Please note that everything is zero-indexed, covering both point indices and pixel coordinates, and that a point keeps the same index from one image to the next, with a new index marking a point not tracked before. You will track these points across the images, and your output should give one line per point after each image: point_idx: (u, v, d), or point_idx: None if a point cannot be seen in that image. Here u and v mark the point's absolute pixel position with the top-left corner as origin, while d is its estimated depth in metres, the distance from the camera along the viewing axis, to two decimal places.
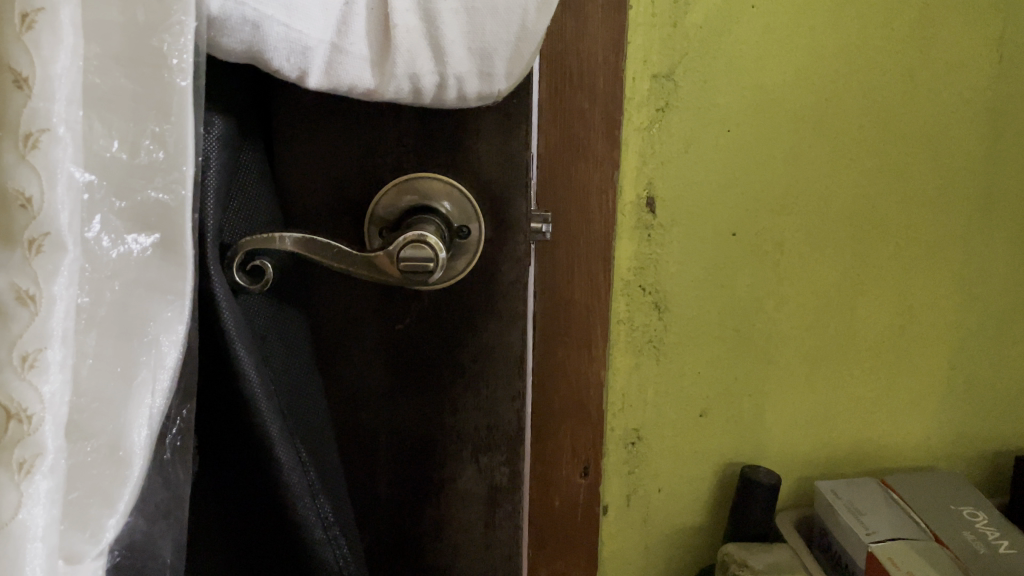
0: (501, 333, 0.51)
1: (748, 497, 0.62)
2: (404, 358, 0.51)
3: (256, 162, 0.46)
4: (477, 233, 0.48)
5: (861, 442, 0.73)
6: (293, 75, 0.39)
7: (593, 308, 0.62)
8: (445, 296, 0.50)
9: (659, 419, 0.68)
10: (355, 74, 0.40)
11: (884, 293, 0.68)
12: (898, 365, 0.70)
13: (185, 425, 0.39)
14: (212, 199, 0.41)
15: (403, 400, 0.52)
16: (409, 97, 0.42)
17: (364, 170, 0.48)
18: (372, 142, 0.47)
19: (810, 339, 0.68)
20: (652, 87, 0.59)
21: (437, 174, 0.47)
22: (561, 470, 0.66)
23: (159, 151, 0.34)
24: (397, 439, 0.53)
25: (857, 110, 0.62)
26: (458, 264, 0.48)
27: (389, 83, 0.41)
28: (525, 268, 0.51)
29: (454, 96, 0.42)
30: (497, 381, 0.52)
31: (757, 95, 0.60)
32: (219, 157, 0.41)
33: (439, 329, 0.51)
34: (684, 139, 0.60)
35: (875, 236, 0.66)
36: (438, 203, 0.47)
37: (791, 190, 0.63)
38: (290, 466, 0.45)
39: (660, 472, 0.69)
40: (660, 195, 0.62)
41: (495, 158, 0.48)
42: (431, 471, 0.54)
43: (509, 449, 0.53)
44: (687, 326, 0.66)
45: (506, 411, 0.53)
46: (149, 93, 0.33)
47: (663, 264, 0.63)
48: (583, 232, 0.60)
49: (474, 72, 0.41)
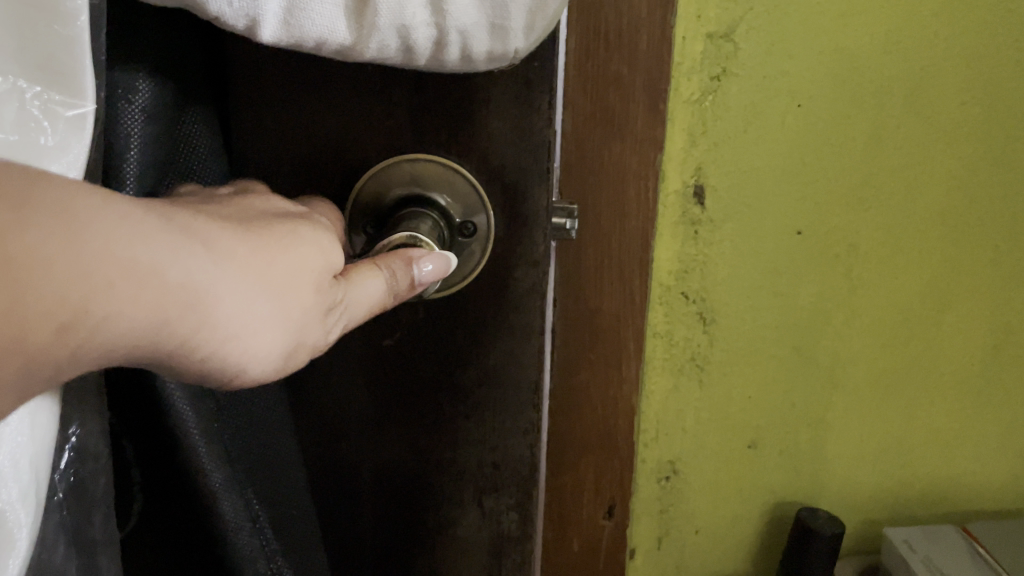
0: (510, 353, 0.40)
1: (804, 544, 0.51)
2: (394, 383, 0.41)
3: (211, 146, 0.34)
4: (484, 228, 0.37)
5: (956, 488, 0.57)
6: (240, 25, 0.27)
7: (626, 320, 0.47)
8: (443, 307, 0.39)
9: (700, 451, 0.53)
10: (325, 22, 0.27)
11: (1010, 308, 0.51)
12: (1013, 398, 0.54)
13: (86, 440, 0.27)
14: (131, 188, 0.28)
15: (392, 432, 0.42)
16: (398, 57, 0.30)
17: (343, 149, 0.37)
18: (358, 115, 0.36)
19: (886, 363, 0.52)
20: (706, 49, 0.43)
21: (434, 154, 0.36)
22: (581, 508, 0.51)
23: (50, 133, 0.22)
24: (384, 477, 0.42)
25: (982, 73, 0.45)
26: (462, 267, 0.37)
27: (370, 37, 0.28)
28: (546, 274, 0.38)
29: (456, 55, 0.30)
30: (507, 410, 0.41)
31: (836, 58, 0.44)
32: (146, 133, 0.29)
33: (436, 347, 0.40)
34: (744, 114, 0.45)
35: (1004, 234, 0.49)
36: (436, 194, 0.36)
37: (874, 176, 0.47)
38: (236, 526, 0.33)
39: (701, 513, 0.55)
40: (712, 182, 0.46)
41: (510, 138, 0.36)
42: (425, 514, 0.43)
43: (521, 493, 0.42)
44: (739, 342, 0.50)
45: (518, 446, 0.41)
46: (24, 34, 0.22)
47: (713, 267, 0.48)
48: (615, 225, 0.45)
49: (482, 25, 0.29)
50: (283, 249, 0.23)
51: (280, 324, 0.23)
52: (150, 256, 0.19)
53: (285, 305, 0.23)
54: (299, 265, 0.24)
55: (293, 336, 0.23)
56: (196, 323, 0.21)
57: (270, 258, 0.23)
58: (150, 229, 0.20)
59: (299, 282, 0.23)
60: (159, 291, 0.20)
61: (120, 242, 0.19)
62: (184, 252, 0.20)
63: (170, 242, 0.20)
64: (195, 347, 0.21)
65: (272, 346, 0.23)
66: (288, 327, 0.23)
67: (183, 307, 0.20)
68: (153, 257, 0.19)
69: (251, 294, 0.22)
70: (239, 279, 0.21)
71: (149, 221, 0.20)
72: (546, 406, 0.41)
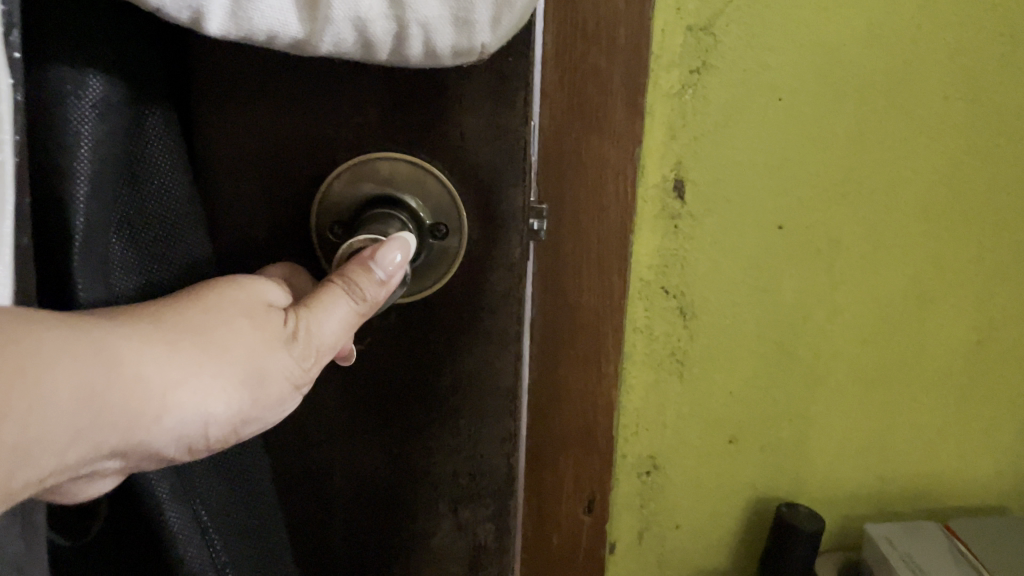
0: (487, 360, 0.39)
1: (785, 541, 0.51)
2: (367, 390, 0.40)
3: (175, 155, 0.33)
4: (457, 232, 0.36)
5: (938, 484, 0.57)
6: (183, 17, 0.25)
7: (605, 315, 0.47)
8: (414, 311, 0.38)
9: (681, 446, 0.53)
10: (275, 14, 0.26)
11: (993, 303, 0.51)
12: (997, 394, 0.54)
13: None
14: (79, 255, 0.28)
15: (365, 440, 0.41)
16: (356, 51, 0.29)
17: (311, 146, 0.36)
18: (325, 111, 0.35)
19: (869, 358, 0.52)
20: (686, 42, 0.42)
21: (405, 155, 0.35)
22: (560, 503, 0.51)
23: None
24: (357, 484, 0.42)
25: (966, 67, 0.45)
26: (434, 271, 0.37)
27: (324, 31, 0.27)
28: (523, 276, 0.38)
29: (418, 50, 0.29)
30: (482, 418, 0.40)
31: (819, 52, 0.43)
32: (95, 141, 0.27)
33: (410, 354, 0.39)
34: (724, 109, 0.44)
35: (988, 229, 0.49)
36: (406, 196, 0.35)
37: (857, 171, 0.47)
38: (184, 538, 0.33)
39: (681, 508, 0.55)
40: (692, 176, 0.46)
41: (483, 135, 0.35)
42: (400, 522, 0.43)
43: (497, 501, 0.42)
44: (719, 337, 0.50)
45: (495, 454, 0.41)
46: None
47: (694, 262, 0.48)
48: (593, 220, 0.45)
49: (446, 18, 0.28)
50: (189, 307, 0.24)
51: (220, 358, 0.23)
52: (60, 335, 0.19)
53: (215, 347, 0.23)
54: (213, 309, 0.24)
55: (240, 372, 0.23)
56: (132, 382, 0.20)
57: (175, 316, 0.23)
58: (48, 318, 0.19)
59: (219, 327, 0.23)
60: (83, 361, 0.19)
61: (18, 330, 0.18)
62: (87, 325, 0.20)
63: (72, 324, 0.19)
64: (145, 409, 0.20)
65: (224, 387, 0.22)
66: (231, 363, 0.23)
67: (110, 373, 0.20)
68: (61, 338, 0.19)
69: (174, 346, 0.22)
70: (153, 335, 0.21)
71: (41, 314, 0.19)
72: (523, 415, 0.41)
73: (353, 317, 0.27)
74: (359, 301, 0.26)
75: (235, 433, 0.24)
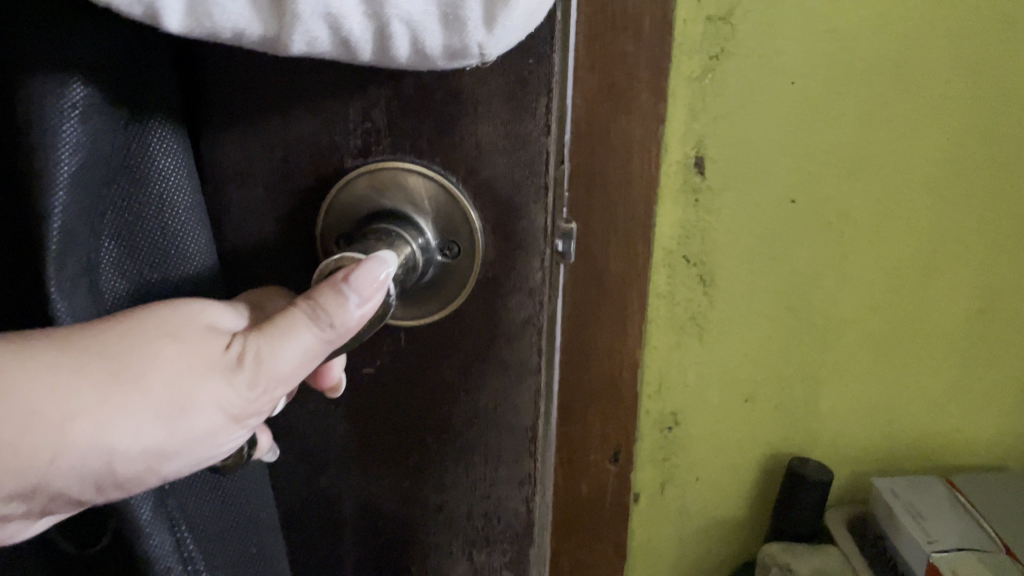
0: (506, 394, 0.33)
1: (795, 489, 0.56)
2: (379, 418, 0.35)
3: (173, 145, 0.28)
4: (472, 249, 0.31)
5: (943, 443, 0.61)
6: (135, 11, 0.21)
7: (631, 280, 0.51)
8: (424, 336, 0.33)
9: (701, 403, 0.58)
10: (237, 9, 0.22)
11: (995, 274, 0.54)
12: (1001, 361, 0.57)
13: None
14: (52, 276, 0.23)
15: (376, 473, 0.37)
16: (334, 51, 0.24)
17: (318, 151, 0.31)
18: (324, 117, 0.30)
19: (877, 326, 0.56)
20: (706, 30, 0.47)
21: (412, 161, 0.30)
22: (590, 450, 0.56)
23: None
24: (366, 518, 0.38)
25: (968, 53, 0.48)
26: (445, 291, 0.31)
27: (294, 29, 0.22)
28: (546, 304, 0.32)
29: (405, 51, 0.24)
30: (502, 455, 0.35)
31: (828, 39, 0.47)
32: (77, 145, 0.23)
33: (420, 381, 0.34)
34: (741, 91, 0.48)
35: (990, 203, 0.52)
36: (417, 206, 0.30)
37: (865, 148, 0.51)
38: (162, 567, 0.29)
39: (700, 459, 0.60)
40: (711, 153, 0.50)
41: (504, 143, 0.29)
42: (408, 558, 0.38)
43: (514, 550, 0.37)
44: (737, 301, 0.55)
45: (513, 499, 0.36)
46: None
47: (714, 233, 0.52)
48: (620, 192, 0.49)
49: (432, 13, 0.23)
50: (116, 328, 0.22)
51: (131, 387, 0.21)
52: None
53: (131, 377, 0.21)
54: (134, 331, 0.22)
55: (157, 407, 0.21)
56: (22, 416, 0.19)
57: (94, 339, 0.21)
58: None
59: (145, 353, 0.22)
60: None
61: None
62: None
63: None
64: (34, 447, 0.19)
65: (136, 425, 0.21)
66: (150, 393, 0.21)
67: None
68: None
69: (79, 377, 0.20)
70: (57, 364, 0.20)
71: None
72: (548, 453, 0.35)
73: (316, 345, 0.24)
74: (321, 326, 0.23)
75: (152, 469, 0.22)
